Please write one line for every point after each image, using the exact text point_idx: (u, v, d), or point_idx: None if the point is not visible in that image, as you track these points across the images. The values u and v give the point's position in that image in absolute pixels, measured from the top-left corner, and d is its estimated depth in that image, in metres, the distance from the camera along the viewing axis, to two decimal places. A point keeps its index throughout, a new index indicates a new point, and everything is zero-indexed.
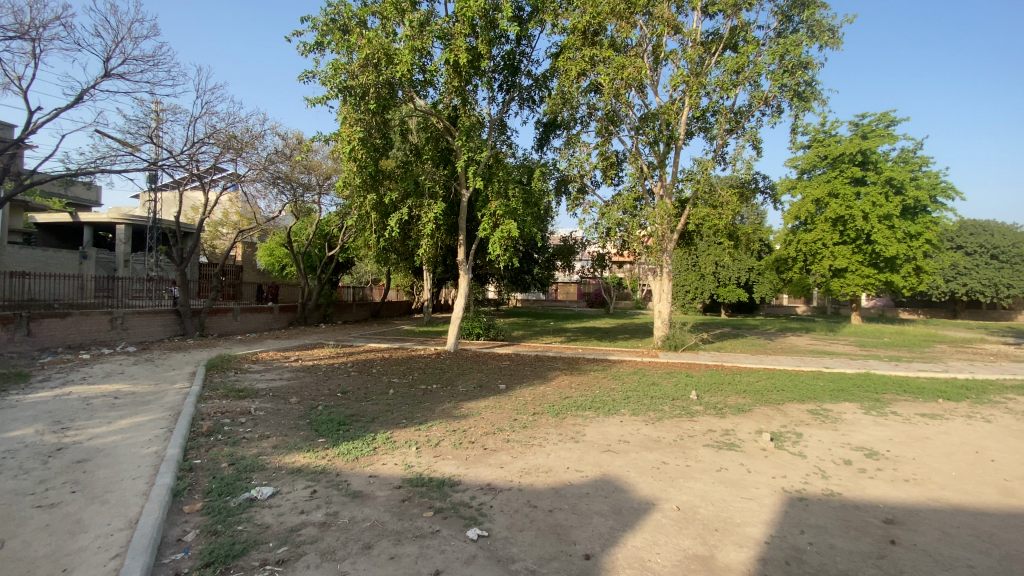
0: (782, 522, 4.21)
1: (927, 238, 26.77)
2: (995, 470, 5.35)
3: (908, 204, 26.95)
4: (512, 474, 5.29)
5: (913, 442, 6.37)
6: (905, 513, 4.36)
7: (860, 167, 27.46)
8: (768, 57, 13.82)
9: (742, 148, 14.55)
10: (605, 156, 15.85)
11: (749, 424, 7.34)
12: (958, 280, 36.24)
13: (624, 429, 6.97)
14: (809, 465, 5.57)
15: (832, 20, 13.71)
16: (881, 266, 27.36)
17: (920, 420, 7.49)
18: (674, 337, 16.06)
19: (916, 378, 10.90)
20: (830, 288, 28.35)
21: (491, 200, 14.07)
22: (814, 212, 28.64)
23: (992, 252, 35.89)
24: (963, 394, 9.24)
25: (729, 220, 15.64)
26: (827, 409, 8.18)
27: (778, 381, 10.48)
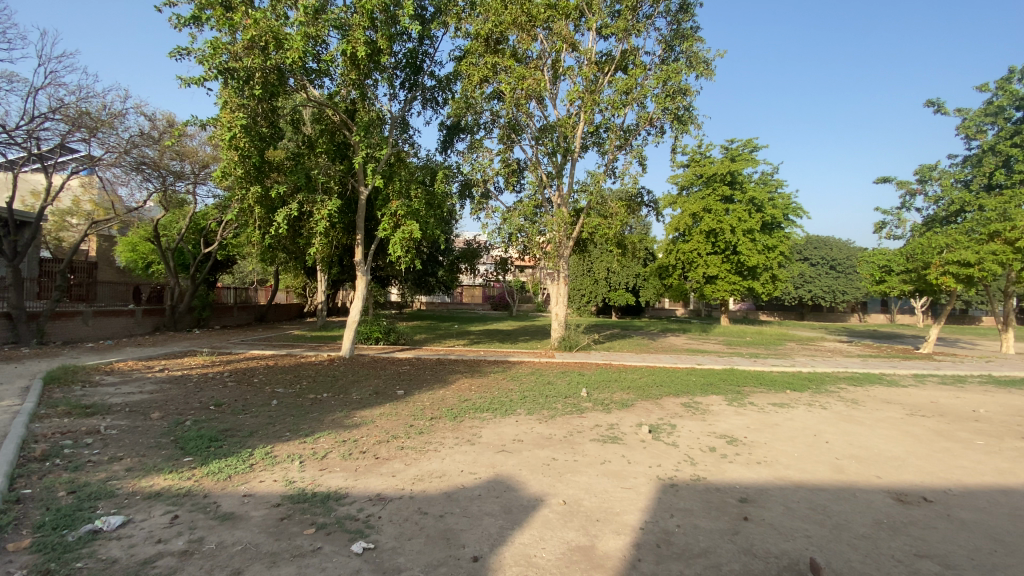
0: (656, 508, 4.58)
1: (780, 251, 30.92)
2: (827, 450, 6.31)
3: (767, 220, 30.92)
4: (404, 482, 5.15)
5: (766, 429, 7.29)
6: (757, 492, 4.96)
7: (729, 186, 31.01)
8: (653, 81, 15.07)
9: (630, 164, 15.72)
10: (507, 163, 16.17)
11: (632, 417, 7.91)
12: (804, 287, 42.31)
13: (519, 429, 7.13)
14: (681, 454, 6.13)
15: (706, 53, 15.29)
16: (745, 274, 31.06)
17: (772, 409, 8.61)
18: (570, 338, 16.80)
19: (770, 372, 12.52)
20: (704, 293, 31.54)
21: (391, 200, 13.70)
22: (691, 225, 31.79)
23: (830, 264, 42.31)
24: (806, 385, 10.78)
25: (618, 230, 16.77)
26: (699, 402, 9.06)
27: (659, 377, 11.42)
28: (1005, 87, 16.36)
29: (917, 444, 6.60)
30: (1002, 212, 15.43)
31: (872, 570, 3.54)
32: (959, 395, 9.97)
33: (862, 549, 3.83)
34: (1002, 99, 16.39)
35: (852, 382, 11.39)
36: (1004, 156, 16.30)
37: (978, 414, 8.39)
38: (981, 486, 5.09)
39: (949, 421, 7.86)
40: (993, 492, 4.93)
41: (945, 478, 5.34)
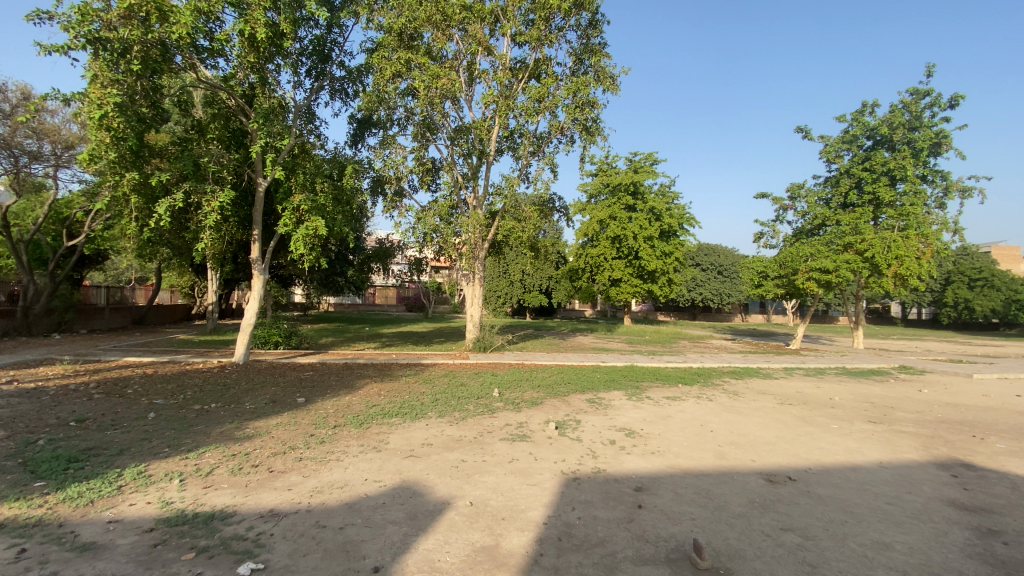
0: (559, 502, 4.74)
1: (677, 257, 33.47)
2: (712, 438, 6.93)
3: (665, 229, 33.36)
4: (301, 495, 4.85)
5: (661, 421, 7.84)
6: (650, 480, 5.33)
7: (633, 196, 33.05)
8: (564, 91, 15.64)
9: (542, 170, 16.17)
10: (421, 162, 15.87)
11: (540, 415, 8.14)
12: (697, 291, 46.26)
13: (428, 433, 7.02)
14: (584, 448, 6.40)
15: (612, 69, 16.18)
16: (647, 278, 33.21)
17: (666, 402, 9.31)
18: (483, 339, 16.88)
19: (666, 368, 13.52)
20: (610, 296, 33.23)
21: (294, 194, 12.86)
22: (599, 231, 33.41)
23: (718, 269, 46.65)
24: (696, 379, 11.80)
25: (532, 233, 17.15)
26: (603, 398, 9.54)
27: (567, 376, 11.85)
28: (858, 119, 19.09)
29: (785, 429, 7.48)
30: (854, 227, 17.97)
31: (746, 545, 3.94)
32: (819, 385, 11.45)
33: (738, 527, 4.26)
34: (855, 130, 19.09)
35: (735, 375, 12.63)
36: (856, 179, 18.99)
37: (833, 401, 9.70)
38: (834, 464, 5.88)
39: (810, 408, 9.01)
40: (843, 469, 5.72)
41: (806, 458, 6.10)
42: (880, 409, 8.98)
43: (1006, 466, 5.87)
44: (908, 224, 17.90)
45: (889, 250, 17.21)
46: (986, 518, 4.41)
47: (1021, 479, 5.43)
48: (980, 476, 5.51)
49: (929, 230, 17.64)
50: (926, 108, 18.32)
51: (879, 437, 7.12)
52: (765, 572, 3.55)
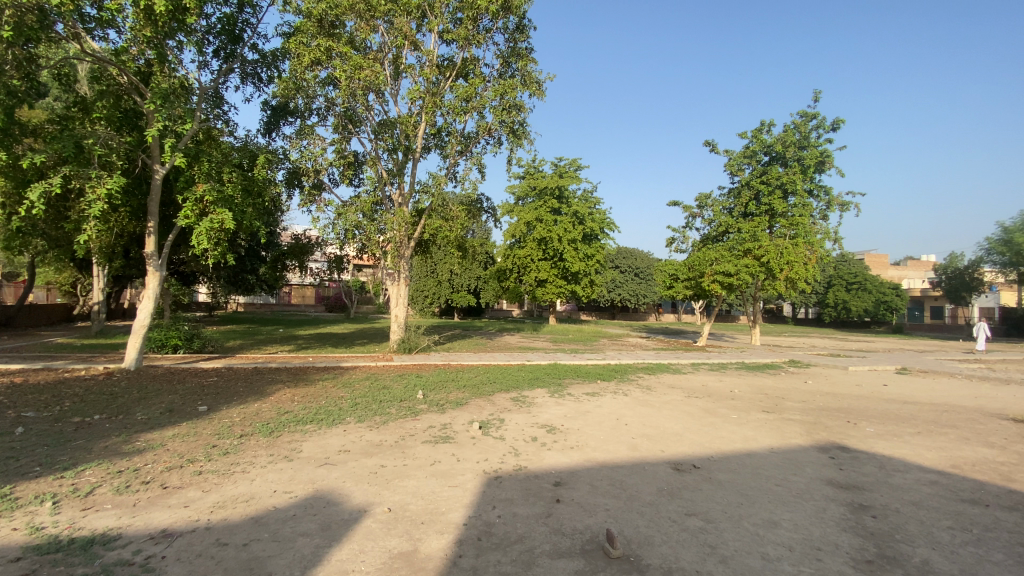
0: (479, 502, 4.76)
1: (598, 259, 34.81)
2: (627, 431, 7.30)
3: (588, 232, 34.61)
4: (200, 512, 4.46)
5: (580, 416, 8.13)
6: (569, 475, 5.50)
7: (558, 200, 33.99)
8: (491, 93, 15.72)
9: (470, 170, 16.14)
10: (342, 155, 15.19)
11: (464, 415, 8.13)
12: (616, 291, 48.48)
13: (346, 438, 6.75)
14: (506, 446, 6.47)
15: (538, 75, 16.50)
16: (570, 279, 34.23)
17: (586, 398, 9.67)
18: (408, 340, 16.57)
19: (588, 365, 14.04)
20: (536, 296, 33.87)
21: (196, 183, 11.78)
22: (526, 232, 33.96)
23: (636, 272, 49.21)
24: (614, 375, 12.37)
25: (459, 233, 17.02)
26: (526, 396, 9.71)
27: (491, 375, 11.91)
28: (756, 136, 20.96)
29: (692, 421, 8.04)
30: (753, 234, 19.71)
31: (654, 532, 4.18)
32: (723, 379, 12.45)
33: (648, 515, 4.51)
34: (754, 146, 20.96)
35: (649, 371, 13.40)
36: (755, 191, 20.85)
37: (733, 393, 10.59)
38: (734, 452, 6.42)
39: (714, 400, 9.77)
40: (740, 455, 6.26)
41: (710, 447, 6.61)
42: (773, 399, 9.95)
43: (873, 447, 6.73)
44: (797, 233, 19.94)
45: (781, 256, 19.07)
46: (856, 494, 5.02)
47: (884, 458, 6.25)
48: (852, 457, 6.27)
49: (814, 238, 19.77)
50: (813, 130, 20.50)
51: (772, 425, 7.87)
52: (671, 556, 3.79)
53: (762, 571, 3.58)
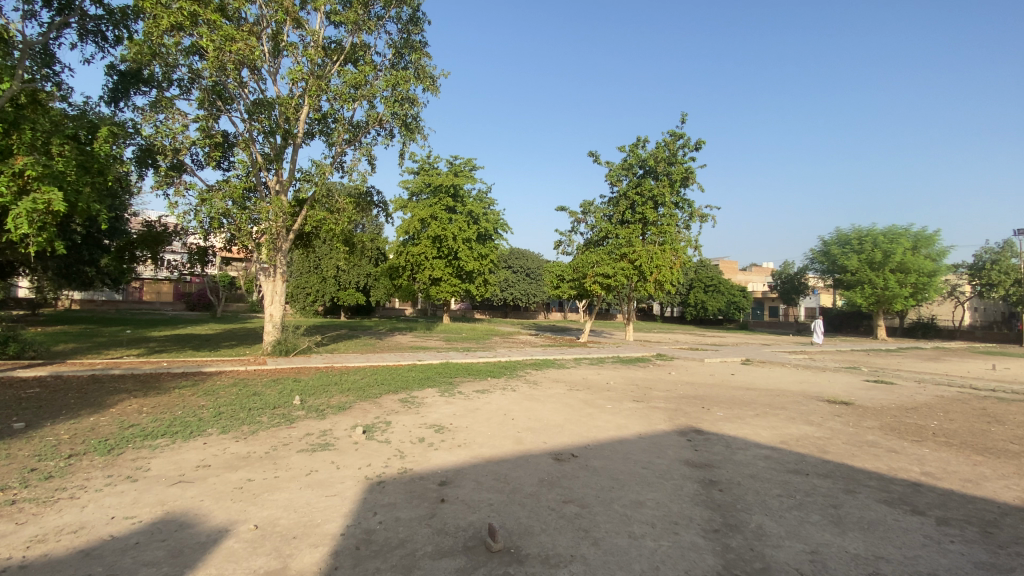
0: (359, 509, 4.56)
1: (492, 259, 35.22)
2: (513, 426, 7.49)
3: (482, 232, 34.90)
4: (7, 550, 3.68)
5: (468, 414, 8.17)
6: (454, 474, 5.49)
7: (452, 198, 33.83)
8: (382, 83, 15.17)
9: (358, 161, 15.43)
10: (208, 134, 13.56)
11: (347, 420, 7.72)
12: (509, 291, 49.64)
13: (207, 452, 6.05)
14: (390, 450, 6.27)
15: (432, 70, 16.28)
16: (464, 278, 34.22)
17: (475, 395, 9.75)
18: (285, 342, 15.27)
19: (478, 363, 14.18)
20: (429, 294, 33.43)
21: (12, 154, 9.72)
22: (419, 229, 33.34)
23: (528, 272, 50.81)
24: (503, 372, 12.63)
25: (345, 227, 16.19)
26: (414, 396, 9.51)
27: (378, 377, 11.49)
28: (633, 151, 22.83)
29: (573, 412, 8.50)
30: (628, 240, 21.41)
31: (534, 522, 4.35)
32: (602, 372, 13.36)
33: (529, 506, 4.67)
34: (631, 160, 22.84)
35: (536, 367, 13.90)
36: (631, 201, 22.69)
37: (611, 385, 11.41)
38: (608, 439, 6.91)
39: (594, 392, 10.44)
40: (613, 443, 6.76)
41: (588, 437, 7.04)
42: (644, 390, 10.89)
43: (722, 429, 7.69)
44: (666, 240, 22.05)
45: (652, 260, 20.96)
46: (707, 471, 5.69)
47: (730, 438, 7.18)
48: (705, 438, 7.11)
49: (679, 245, 21.98)
50: (680, 148, 22.82)
51: (642, 414, 8.62)
52: (548, 544, 3.97)
53: (628, 548, 3.90)
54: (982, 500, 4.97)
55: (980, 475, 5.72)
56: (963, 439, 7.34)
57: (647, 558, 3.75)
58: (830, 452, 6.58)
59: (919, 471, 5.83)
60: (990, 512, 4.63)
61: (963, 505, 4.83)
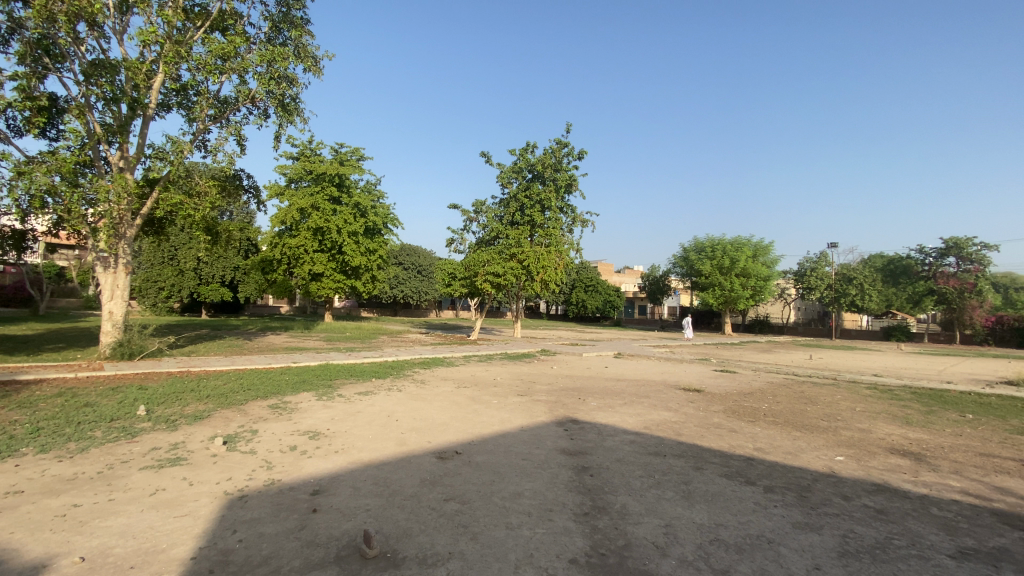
0: (216, 528, 4.10)
1: (380, 255, 33.82)
2: (395, 427, 7.29)
3: (370, 226, 33.42)
4: None
5: (348, 418, 7.78)
6: (328, 481, 5.19)
7: (337, 188, 31.94)
8: (256, 57, 13.79)
9: (224, 140, 13.88)
10: (29, 94, 11.20)
11: (205, 431, 6.90)
12: (398, 288, 48.37)
13: (15, 477, 4.99)
14: (257, 460, 5.74)
15: (315, 50, 15.20)
16: (349, 273, 32.53)
17: (356, 397, 9.33)
18: (128, 343, 13.15)
19: (361, 364, 13.57)
20: (309, 291, 31.24)
21: None
22: (298, 220, 30.99)
23: (418, 269, 49.88)
24: (388, 372, 12.25)
25: (208, 213, 14.45)
26: (287, 401, 8.80)
27: (245, 381, 10.45)
28: (523, 155, 23.54)
29: (458, 410, 8.52)
30: (518, 241, 22.02)
31: (413, 523, 4.27)
32: (488, 369, 13.58)
33: (408, 508, 4.58)
34: (521, 163, 23.53)
35: (423, 366, 13.69)
36: (520, 203, 23.39)
37: (496, 381, 11.65)
38: (491, 434, 7.03)
39: (480, 389, 10.56)
40: (496, 438, 6.91)
41: (472, 433, 7.11)
42: (527, 385, 11.30)
43: (596, 418, 8.26)
44: (551, 242, 23.06)
45: (538, 260, 21.80)
46: (581, 459, 6.06)
47: (602, 425, 7.75)
48: (580, 428, 7.57)
49: (563, 247, 23.12)
50: (565, 156, 24.02)
51: (525, 407, 8.93)
52: (426, 544, 3.92)
53: (505, 538, 4.01)
54: (798, 468, 5.96)
55: (797, 447, 6.84)
56: (786, 417, 8.75)
57: (523, 547, 3.88)
58: (684, 434, 7.40)
59: (752, 447, 6.82)
60: (804, 479, 5.57)
61: (785, 474, 5.74)
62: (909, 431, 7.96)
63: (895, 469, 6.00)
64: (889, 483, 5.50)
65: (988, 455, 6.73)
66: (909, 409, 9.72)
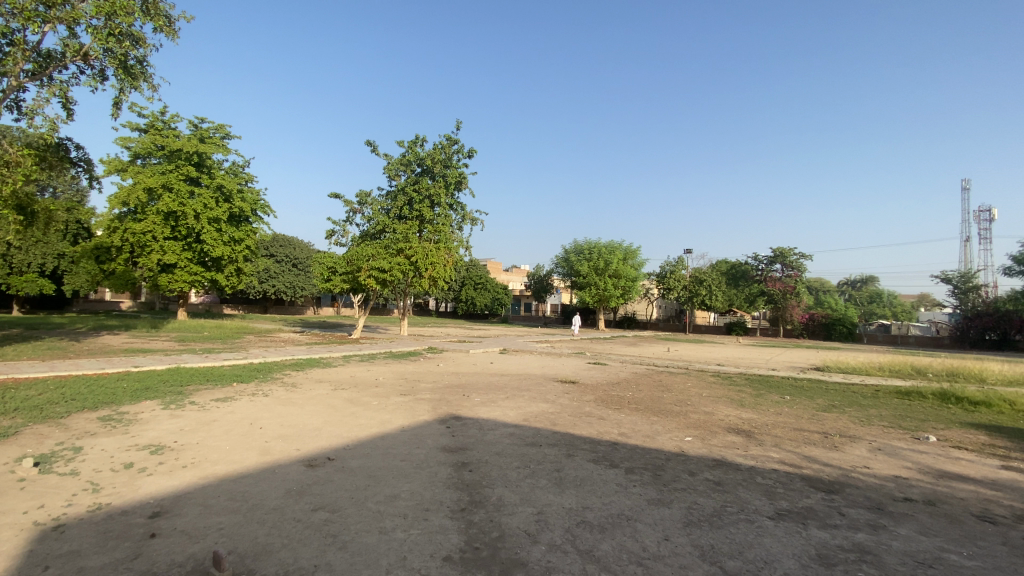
0: (20, 568, 3.40)
1: (247, 245, 30.59)
2: (259, 435, 6.67)
3: (235, 213, 30.08)
4: None
5: (202, 428, 6.93)
6: (174, 500, 4.57)
7: (195, 168, 28.30)
8: (90, 7, 11.62)
9: (45, 102, 11.53)
10: None
11: (7, 451, 5.66)
12: (269, 282, 44.48)
13: None
14: (79, 482, 4.85)
15: (169, 8, 13.26)
16: (208, 265, 29.06)
17: (213, 405, 8.35)
18: None
19: (221, 366, 12.19)
20: (158, 284, 27.34)
21: None
22: (145, 201, 26.88)
23: (293, 262, 46.23)
24: (253, 375, 11.17)
25: (20, 188, 11.88)
26: (123, 412, 7.57)
27: (68, 390, 8.77)
28: (411, 148, 22.99)
29: (333, 413, 8.04)
30: (405, 236, 21.49)
31: (274, 538, 3.94)
32: (369, 369, 13.02)
33: (270, 522, 4.21)
34: (409, 156, 22.96)
35: (296, 368, 12.66)
36: (409, 197, 22.83)
37: (377, 381, 11.23)
38: (368, 437, 6.75)
39: (359, 390, 10.10)
40: (373, 440, 6.65)
41: (347, 437, 6.76)
42: (410, 384, 11.07)
43: (477, 413, 8.36)
44: (440, 239, 22.82)
45: (427, 257, 21.46)
46: (461, 455, 6.08)
47: (483, 421, 7.86)
48: (461, 424, 7.60)
49: (452, 244, 23.00)
50: (454, 153, 23.95)
51: (405, 407, 8.74)
52: (289, 559, 3.64)
53: (377, 544, 3.87)
54: (655, 449, 6.62)
55: (655, 431, 7.60)
56: (647, 404, 9.69)
57: (395, 550, 3.78)
58: (559, 423, 7.81)
59: (618, 432, 7.43)
60: (659, 459, 6.21)
61: (643, 455, 6.35)
62: (743, 412, 9.26)
63: (730, 446, 6.95)
64: (726, 458, 6.36)
65: (799, 429, 8.10)
66: (744, 393, 11.38)
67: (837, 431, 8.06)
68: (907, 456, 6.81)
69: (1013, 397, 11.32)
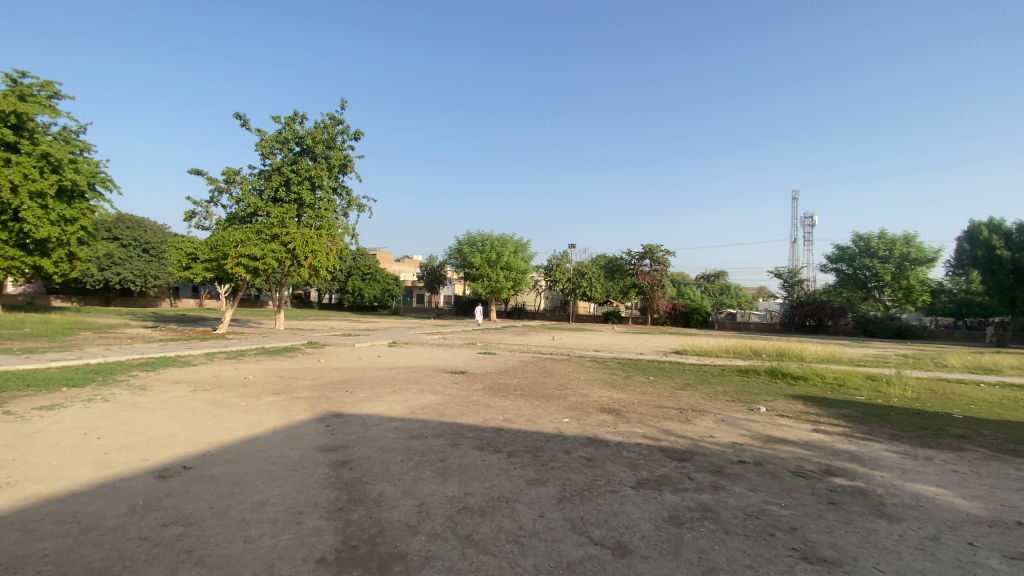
0: None
1: (82, 226, 26.00)
2: (98, 447, 5.77)
3: (66, 187, 25.38)
4: None
5: (19, 441, 5.80)
6: None
7: (12, 130, 23.37)
8: None
9: None
10: None
11: None
12: (111, 269, 38.33)
13: None
14: None
15: None
16: (29, 248, 24.24)
17: (36, 414, 7.03)
18: None
19: (46, 369, 10.29)
20: None
21: None
22: None
23: (143, 246, 40.36)
24: (89, 379, 9.57)
25: None
26: None
27: None
28: (289, 124, 21.24)
29: (192, 417, 7.23)
30: (281, 221, 19.86)
31: (116, 561, 3.47)
32: (239, 367, 11.90)
33: (110, 543, 3.70)
34: (287, 134, 21.21)
35: (146, 368, 11.11)
36: (285, 178, 21.09)
37: (247, 380, 10.30)
38: (235, 441, 6.19)
39: (225, 390, 9.20)
40: (240, 444, 6.12)
41: (209, 442, 6.13)
42: (285, 381, 10.32)
43: (360, 409, 8.09)
44: (321, 225, 21.45)
45: (307, 244, 20.07)
46: (340, 453, 5.85)
47: (365, 416, 7.62)
48: (342, 421, 7.30)
49: (336, 232, 21.78)
50: (338, 133, 22.59)
51: (280, 406, 8.16)
52: None
53: (241, 554, 3.60)
54: (535, 432, 6.97)
55: (536, 415, 7.99)
56: (530, 390, 10.15)
57: (262, 559, 3.55)
58: (445, 414, 7.86)
59: (502, 418, 7.68)
60: (539, 441, 6.55)
61: (525, 439, 6.64)
62: (614, 392, 10.13)
63: (602, 424, 7.57)
64: (598, 436, 6.91)
65: (661, 405, 9.07)
66: (617, 376, 12.42)
67: (691, 406, 9.18)
68: (743, 425, 7.99)
69: (821, 372, 13.81)
